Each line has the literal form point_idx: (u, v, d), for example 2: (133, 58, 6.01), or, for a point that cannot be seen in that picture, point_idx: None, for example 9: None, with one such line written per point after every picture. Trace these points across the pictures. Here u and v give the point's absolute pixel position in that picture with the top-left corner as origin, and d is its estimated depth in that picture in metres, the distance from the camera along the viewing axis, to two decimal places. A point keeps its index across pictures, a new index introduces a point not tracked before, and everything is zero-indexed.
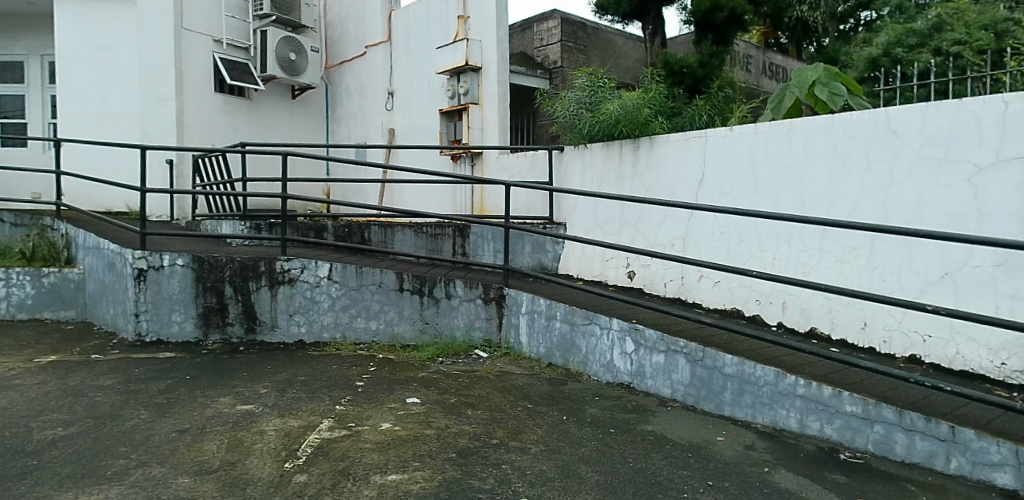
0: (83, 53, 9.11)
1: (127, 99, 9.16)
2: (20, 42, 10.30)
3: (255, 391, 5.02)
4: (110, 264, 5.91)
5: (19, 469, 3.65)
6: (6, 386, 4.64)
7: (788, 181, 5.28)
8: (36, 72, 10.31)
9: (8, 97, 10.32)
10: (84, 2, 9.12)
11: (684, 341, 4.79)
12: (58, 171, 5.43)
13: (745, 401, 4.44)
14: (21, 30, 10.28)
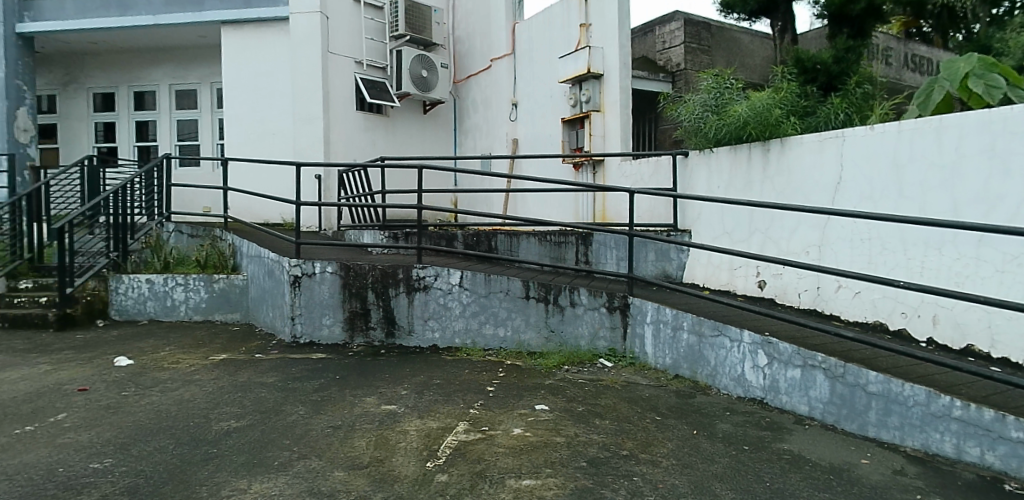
0: (244, 78, 9.98)
1: (274, 117, 9.92)
2: (194, 72, 11.50)
3: (396, 392, 5.29)
4: (269, 271, 6.47)
5: (203, 455, 4.07)
6: (188, 380, 5.18)
7: (937, 183, 4.82)
8: (207, 99, 11.46)
9: (186, 121, 11.58)
10: (244, 34, 9.98)
11: (822, 356, 4.47)
12: (225, 188, 5.96)
13: (892, 422, 4.08)
14: (195, 62, 11.50)
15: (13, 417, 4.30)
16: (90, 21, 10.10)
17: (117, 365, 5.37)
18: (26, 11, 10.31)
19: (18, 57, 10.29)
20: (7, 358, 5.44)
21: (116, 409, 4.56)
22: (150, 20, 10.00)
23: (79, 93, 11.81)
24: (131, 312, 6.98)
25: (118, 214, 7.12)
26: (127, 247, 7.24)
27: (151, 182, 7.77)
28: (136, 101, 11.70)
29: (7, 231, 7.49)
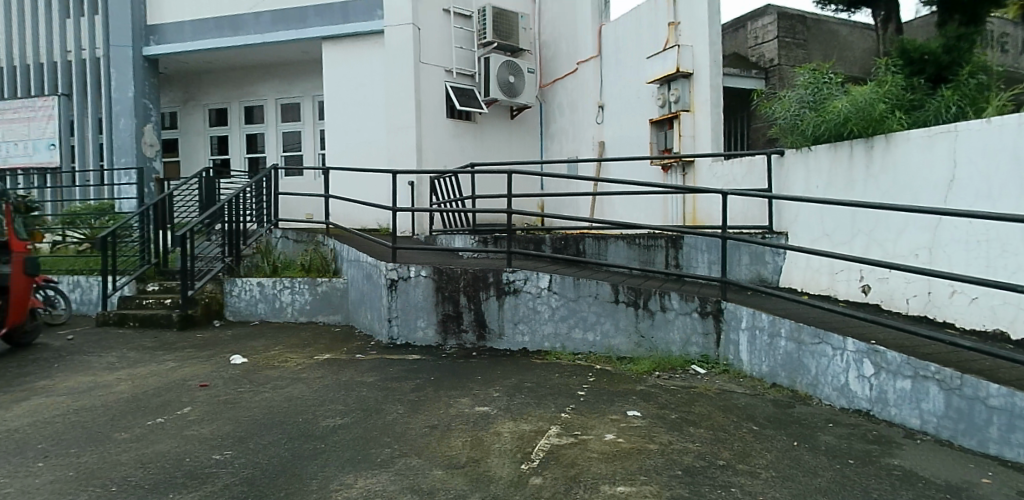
0: (342, 93, 10.38)
1: (359, 125, 10.28)
2: (298, 86, 12.09)
3: (489, 394, 5.36)
4: (368, 275, 6.73)
5: (311, 451, 4.25)
6: (297, 377, 5.46)
7: None
8: (309, 111, 12.01)
9: (290, 133, 12.17)
10: (343, 46, 10.33)
11: (936, 366, 4.15)
12: (327, 195, 6.23)
13: (1016, 439, 3.73)
14: (298, 76, 12.09)
15: (145, 409, 4.64)
16: (207, 42, 10.80)
17: (232, 363, 5.74)
18: (152, 35, 11.13)
19: (144, 78, 11.11)
20: (139, 355, 5.91)
21: (233, 404, 4.85)
22: (258, 38, 10.59)
23: (197, 109, 12.66)
24: (244, 313, 7.46)
25: (232, 221, 7.64)
26: (240, 252, 7.77)
27: (261, 191, 8.27)
28: (246, 115, 12.40)
29: (137, 239, 8.21)
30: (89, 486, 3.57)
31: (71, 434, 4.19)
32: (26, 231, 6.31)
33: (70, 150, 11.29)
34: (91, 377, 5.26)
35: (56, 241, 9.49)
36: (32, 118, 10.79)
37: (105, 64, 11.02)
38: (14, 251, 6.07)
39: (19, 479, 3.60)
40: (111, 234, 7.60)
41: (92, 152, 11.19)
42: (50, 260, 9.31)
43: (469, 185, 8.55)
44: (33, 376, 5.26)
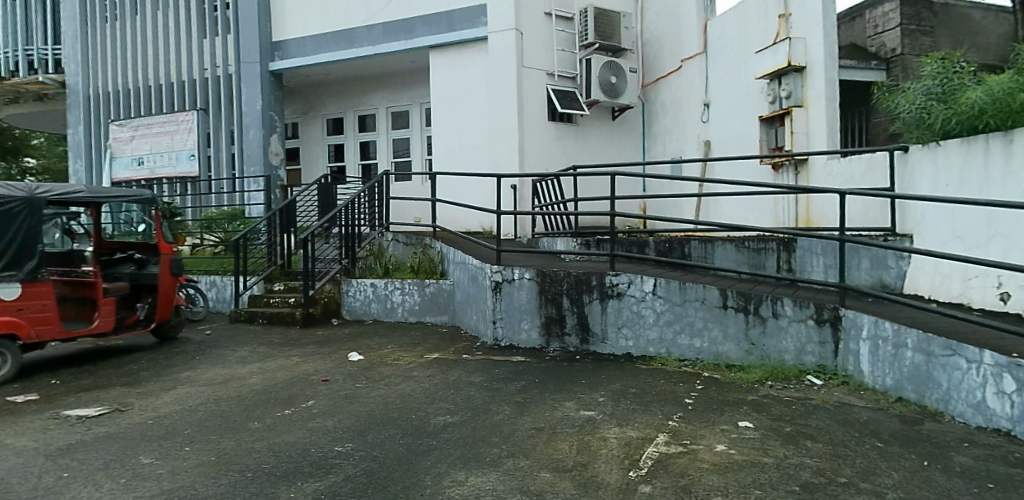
0: (445, 97, 10.29)
1: (453, 119, 10.24)
2: (407, 94, 12.06)
3: (594, 398, 5.31)
4: (473, 277, 6.89)
5: (424, 447, 4.37)
6: (409, 375, 5.66)
7: None
8: (418, 118, 11.95)
9: (399, 140, 12.16)
10: (449, 54, 10.29)
11: None
12: (434, 199, 6.40)
13: None
14: (408, 84, 12.02)
15: (274, 401, 4.95)
16: (323, 57, 11.12)
17: (350, 359, 6.03)
18: (276, 51, 11.61)
19: (270, 92, 11.66)
20: (267, 350, 6.35)
21: (352, 399, 5.09)
22: (372, 50, 10.73)
23: (315, 119, 12.91)
24: (359, 312, 7.86)
25: (347, 225, 8.04)
26: (354, 254, 8.16)
27: (375, 197, 8.62)
28: (360, 124, 12.51)
29: (265, 242, 8.92)
30: (229, 471, 3.83)
31: (212, 421, 4.52)
32: (174, 235, 6.97)
33: (206, 161, 11.88)
34: (227, 369, 5.70)
35: (197, 244, 10.69)
36: (174, 132, 11.89)
37: (236, 81, 11.70)
38: (162, 252, 6.74)
39: (169, 461, 3.92)
40: (242, 237, 8.28)
41: (226, 162, 11.90)
42: (192, 259, 10.32)
43: (572, 188, 8.56)
44: (178, 367, 5.76)
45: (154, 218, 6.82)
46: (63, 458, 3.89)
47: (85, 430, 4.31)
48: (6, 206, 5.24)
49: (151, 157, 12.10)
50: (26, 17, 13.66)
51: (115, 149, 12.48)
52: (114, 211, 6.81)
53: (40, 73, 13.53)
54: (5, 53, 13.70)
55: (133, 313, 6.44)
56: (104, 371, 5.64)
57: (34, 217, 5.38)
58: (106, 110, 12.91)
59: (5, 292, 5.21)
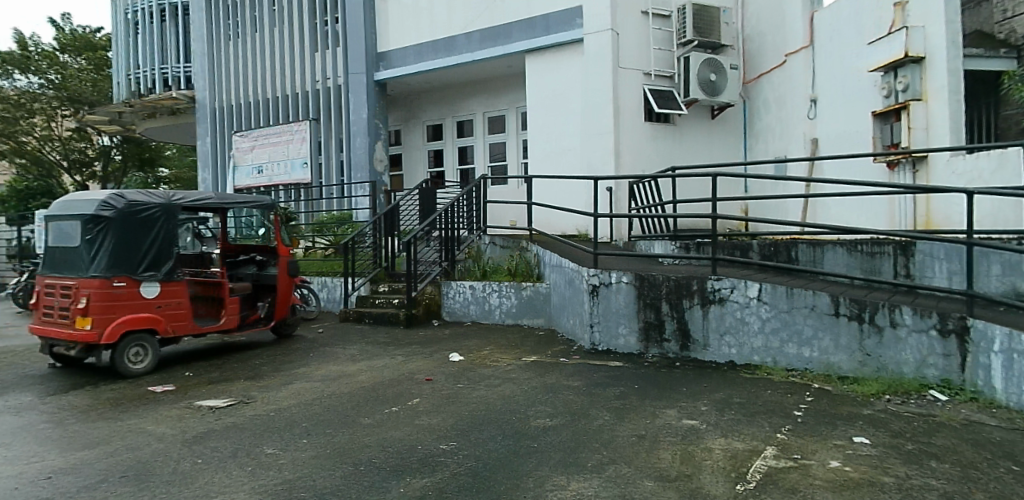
0: (537, 101, 10.33)
1: (544, 123, 10.23)
2: (503, 99, 11.94)
3: (697, 407, 5.07)
4: (569, 280, 6.87)
5: (526, 449, 4.33)
6: (508, 377, 5.68)
7: None
8: (514, 122, 11.79)
9: (496, 144, 12.06)
10: (544, 58, 10.21)
11: None
12: (530, 202, 6.41)
13: None
14: (509, 88, 11.86)
15: (382, 399, 5.12)
16: (427, 64, 11.34)
17: (451, 360, 6.16)
18: (381, 61, 11.97)
19: (375, 101, 11.98)
20: (373, 349, 6.60)
21: (454, 399, 5.16)
22: (470, 57, 10.88)
23: (417, 126, 13.16)
24: (458, 313, 8.06)
25: (446, 229, 8.27)
26: (453, 256, 8.38)
27: (473, 201, 8.76)
28: (458, 129, 12.58)
29: (370, 246, 9.28)
30: (342, 464, 3.99)
31: (326, 416, 4.74)
32: (290, 237, 7.27)
33: (317, 167, 12.59)
34: (338, 366, 5.98)
35: (309, 247, 11.38)
36: (290, 141, 12.69)
37: (344, 92, 12.13)
38: (280, 254, 7.09)
39: (290, 452, 4.14)
40: (350, 241, 8.68)
41: (335, 169, 12.38)
42: (305, 261, 10.94)
43: (669, 189, 8.38)
44: (294, 363, 6.10)
45: (274, 222, 7.12)
46: (195, 446, 4.18)
47: (214, 420, 4.62)
48: (147, 211, 5.67)
49: (269, 166, 13.00)
50: (162, 39, 14.96)
51: (238, 158, 13.50)
52: (238, 214, 7.11)
53: (173, 89, 14.77)
54: (144, 72, 15.08)
55: (255, 310, 6.87)
56: (229, 365, 6.05)
57: (170, 220, 5.82)
58: (230, 121, 13.90)
59: (147, 290, 5.67)
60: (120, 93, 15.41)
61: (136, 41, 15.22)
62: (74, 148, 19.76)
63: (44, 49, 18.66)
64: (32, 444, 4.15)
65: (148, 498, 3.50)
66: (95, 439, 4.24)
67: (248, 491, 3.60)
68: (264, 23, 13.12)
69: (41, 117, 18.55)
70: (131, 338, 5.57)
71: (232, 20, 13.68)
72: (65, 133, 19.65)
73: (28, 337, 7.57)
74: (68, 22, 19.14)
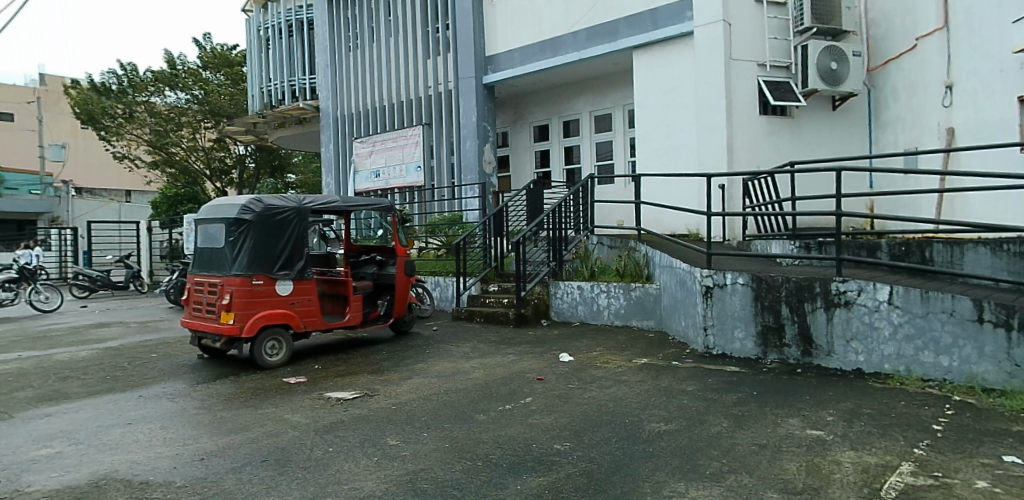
0: (645, 98, 10.16)
1: (651, 121, 10.06)
2: (610, 97, 11.76)
3: (822, 417, 4.69)
4: (681, 281, 6.68)
5: (641, 453, 4.18)
6: (620, 379, 5.59)
7: None
8: (621, 120, 11.57)
9: (602, 143, 11.89)
10: (654, 54, 9.99)
11: None
12: (638, 201, 6.57)
13: None
14: (615, 86, 11.69)
15: (496, 396, 5.20)
16: (533, 65, 11.43)
17: (562, 360, 6.17)
18: (490, 65, 12.17)
19: (483, 104, 12.17)
20: (486, 347, 6.74)
21: (566, 399, 5.13)
22: (576, 56, 10.85)
23: (524, 128, 13.30)
24: (567, 314, 8.08)
25: (553, 229, 8.28)
26: (561, 257, 8.41)
27: (580, 201, 8.71)
28: (564, 129, 12.56)
29: (481, 246, 9.50)
30: (462, 459, 4.08)
31: (444, 411, 4.88)
32: (407, 238, 7.54)
33: (429, 171, 13.01)
34: (453, 363, 6.14)
35: (423, 247, 11.84)
36: (404, 146, 13.24)
37: (455, 97, 12.46)
38: (398, 254, 7.38)
39: (411, 445, 4.29)
40: (461, 241, 8.94)
41: (446, 172, 12.70)
42: (419, 261, 11.42)
43: (787, 186, 8.04)
44: (412, 359, 6.33)
45: (392, 224, 7.41)
46: (325, 435, 4.44)
47: (342, 411, 4.88)
48: (282, 214, 6.08)
49: (387, 169, 13.63)
50: (290, 53, 16.06)
51: (358, 163, 14.28)
52: (360, 216, 7.42)
53: (300, 100, 15.80)
54: (274, 85, 16.28)
55: (375, 308, 7.22)
56: (353, 359, 6.38)
57: (301, 222, 6.20)
58: (350, 128, 14.68)
59: (283, 288, 6.09)
60: (254, 105, 16.72)
61: (268, 56, 16.49)
62: (216, 157, 21.66)
63: (189, 67, 20.36)
64: (187, 426, 4.58)
65: (286, 483, 3.74)
66: (239, 425, 4.61)
67: (375, 480, 3.76)
68: (381, 34, 13.72)
69: (188, 129, 20.53)
70: (268, 332, 5.99)
71: (352, 32, 14.45)
72: (208, 143, 21.58)
73: (183, 329, 8.40)
74: (211, 42, 20.77)
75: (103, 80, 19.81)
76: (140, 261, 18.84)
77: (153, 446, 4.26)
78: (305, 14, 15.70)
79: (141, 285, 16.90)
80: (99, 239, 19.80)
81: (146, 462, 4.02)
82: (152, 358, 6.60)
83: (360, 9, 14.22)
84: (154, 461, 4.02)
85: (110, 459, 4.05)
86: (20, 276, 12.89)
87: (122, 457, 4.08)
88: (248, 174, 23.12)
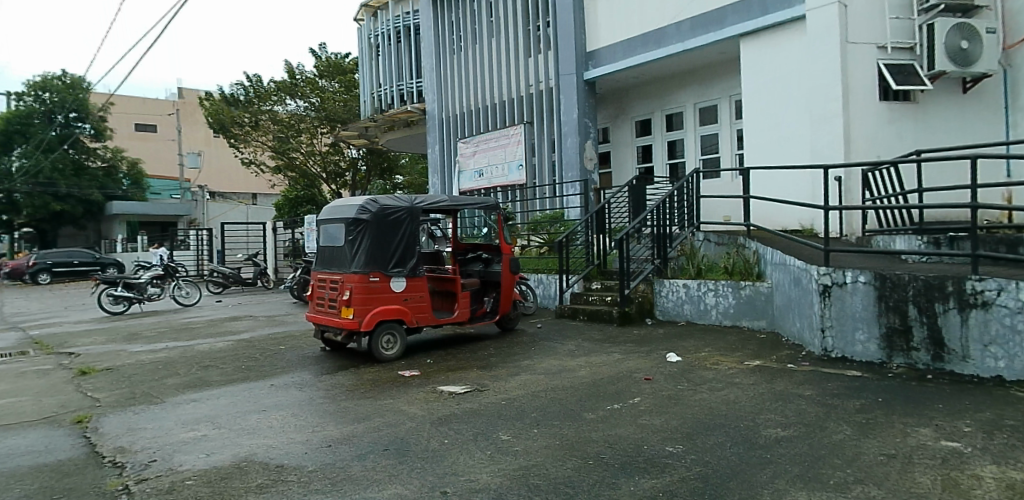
0: (751, 88, 9.75)
1: (758, 111, 9.65)
2: (716, 87, 11.36)
3: (959, 428, 4.29)
4: (796, 279, 6.38)
5: (757, 458, 4.00)
6: (731, 382, 5.42)
7: None
8: (726, 112, 11.20)
9: (707, 136, 11.56)
10: (762, 42, 9.54)
11: None
12: (747, 197, 6.43)
13: None
14: (722, 76, 11.26)
15: (604, 395, 5.19)
16: (635, 59, 11.24)
17: (669, 360, 6.07)
18: (591, 60, 12.10)
19: (584, 100, 12.15)
20: (591, 345, 6.74)
21: (676, 401, 5.03)
22: (681, 47, 10.55)
23: (625, 122, 13.10)
24: (672, 313, 7.99)
25: (658, 227, 8.15)
26: (666, 254, 8.28)
27: (684, 196, 8.50)
28: (667, 123, 12.29)
29: (583, 243, 9.49)
30: (573, 457, 4.07)
31: (553, 408, 4.92)
32: (512, 235, 7.64)
33: (531, 169, 13.03)
34: (560, 360, 6.19)
35: (525, 244, 12.16)
36: (507, 145, 13.39)
37: (556, 93, 12.45)
38: (503, 252, 7.50)
39: (523, 440, 4.36)
40: (564, 238, 8.96)
41: (548, 170, 12.72)
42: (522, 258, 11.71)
43: (912, 177, 7.55)
44: (518, 356, 6.44)
45: (497, 222, 7.53)
46: (441, 427, 4.60)
47: (455, 405, 5.05)
48: (395, 214, 6.33)
49: (490, 169, 13.84)
50: (398, 58, 16.59)
51: (463, 163, 14.60)
52: (465, 216, 7.57)
53: (408, 104, 16.32)
54: (384, 90, 16.96)
55: (482, 305, 7.38)
56: (463, 354, 6.57)
57: (414, 221, 6.44)
58: (455, 129, 15.02)
59: (397, 284, 6.35)
60: (366, 110, 17.60)
61: (378, 62, 17.21)
62: (331, 160, 22.74)
63: (307, 76, 21.74)
64: (314, 415, 4.89)
65: (405, 473, 3.90)
66: (360, 415, 4.86)
67: (490, 474, 3.85)
68: (483, 35, 13.96)
69: (306, 135, 21.85)
70: (383, 328, 6.27)
71: (456, 35, 14.78)
72: (324, 148, 22.84)
73: (308, 323, 8.99)
74: (326, 51, 21.95)
75: (232, 92, 21.42)
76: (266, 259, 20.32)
77: (286, 432, 4.59)
78: (411, 20, 16.21)
79: (267, 281, 18.24)
80: (229, 238, 21.57)
81: (280, 447, 4.33)
82: (281, 349, 7.11)
83: (462, 12, 14.50)
84: (286, 446, 4.33)
85: (249, 443, 4.40)
86: (165, 270, 14.11)
87: (259, 441, 4.42)
88: (360, 176, 23.60)
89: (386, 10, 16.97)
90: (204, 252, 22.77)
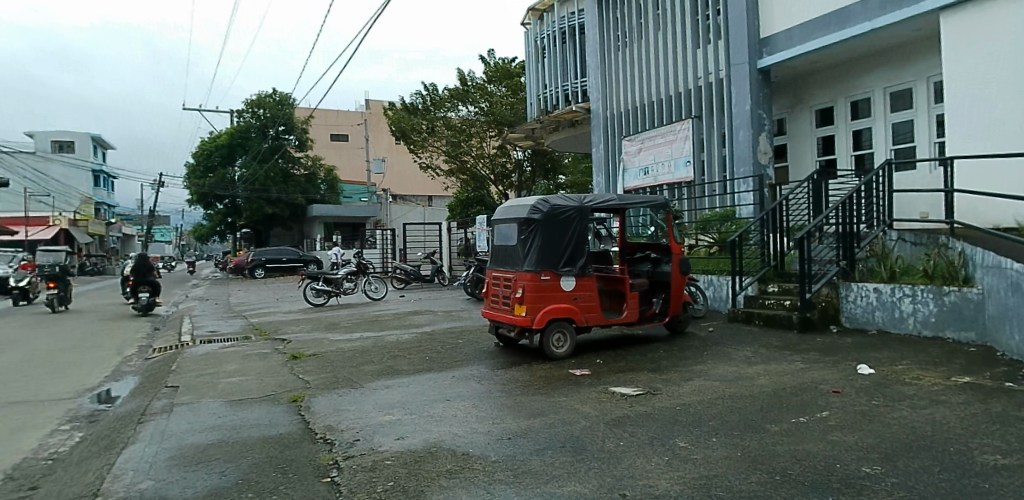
0: (954, 66, 8.57)
1: (961, 89, 8.50)
2: (909, 68, 10.21)
3: None
4: (1015, 285, 5.53)
5: (974, 487, 3.53)
6: (936, 401, 4.90)
7: None
8: (923, 96, 10.04)
9: (901, 123, 10.45)
10: (968, 15, 8.38)
11: None
12: (950, 190, 5.78)
13: None
14: (914, 56, 10.11)
15: (787, 407, 4.95)
16: (813, 43, 10.48)
17: (861, 373, 5.65)
18: (764, 48, 11.43)
19: (754, 89, 11.51)
20: (770, 353, 6.45)
21: (871, 418, 4.67)
22: (867, 27, 9.63)
23: (803, 112, 12.27)
24: (861, 320, 7.39)
25: (845, 224, 7.59)
26: (853, 254, 7.67)
27: (871, 192, 7.79)
28: (851, 111, 11.29)
29: (758, 243, 9.14)
30: (755, 469, 3.91)
31: (732, 418, 4.78)
32: (681, 235, 7.52)
33: (699, 164, 12.59)
34: (735, 368, 5.99)
35: (693, 244, 11.79)
36: (673, 141, 12.93)
37: (727, 86, 11.99)
38: (672, 252, 7.39)
39: (701, 449, 4.28)
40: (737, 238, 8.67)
41: (717, 165, 12.22)
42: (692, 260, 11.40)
43: None
44: (691, 360, 6.33)
45: (666, 220, 7.45)
46: (616, 429, 4.67)
47: (629, 406, 5.10)
48: (565, 213, 6.47)
49: (655, 166, 13.47)
50: (564, 58, 16.88)
51: (626, 161, 14.33)
52: (631, 215, 7.49)
53: (572, 103, 16.62)
54: (550, 91, 17.51)
55: (651, 306, 7.35)
56: (634, 356, 6.59)
57: (582, 220, 6.53)
58: (618, 127, 14.88)
59: (566, 283, 6.49)
60: (534, 112, 18.26)
61: (544, 64, 17.66)
62: (499, 163, 23.55)
63: (477, 82, 22.68)
64: (494, 408, 5.19)
65: (582, 471, 4.00)
66: (537, 411, 5.08)
67: (669, 480, 3.80)
68: (648, 29, 13.73)
69: (476, 139, 22.92)
70: (555, 326, 6.45)
71: (620, 31, 14.60)
72: (493, 151, 23.63)
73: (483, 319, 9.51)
74: (494, 56, 22.54)
75: (412, 101, 23.09)
76: (442, 258, 21.65)
77: (469, 422, 4.91)
78: (576, 20, 16.44)
79: (443, 278, 19.38)
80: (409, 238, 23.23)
81: (464, 436, 4.64)
82: (458, 343, 7.59)
83: (626, 8, 14.35)
84: (470, 436, 4.63)
85: (438, 430, 4.76)
86: (357, 267, 15.59)
87: (446, 430, 4.77)
88: (526, 176, 23.96)
89: (552, 12, 17.30)
90: (387, 251, 24.79)
